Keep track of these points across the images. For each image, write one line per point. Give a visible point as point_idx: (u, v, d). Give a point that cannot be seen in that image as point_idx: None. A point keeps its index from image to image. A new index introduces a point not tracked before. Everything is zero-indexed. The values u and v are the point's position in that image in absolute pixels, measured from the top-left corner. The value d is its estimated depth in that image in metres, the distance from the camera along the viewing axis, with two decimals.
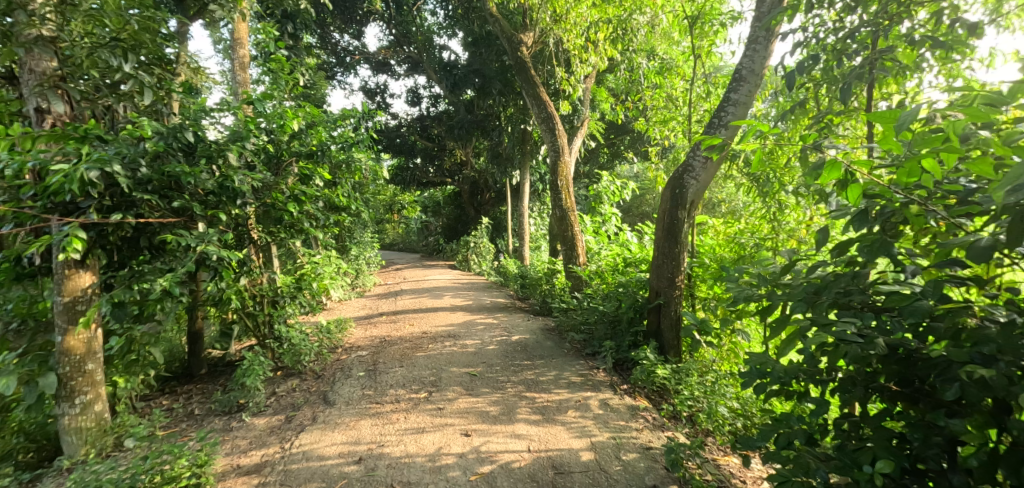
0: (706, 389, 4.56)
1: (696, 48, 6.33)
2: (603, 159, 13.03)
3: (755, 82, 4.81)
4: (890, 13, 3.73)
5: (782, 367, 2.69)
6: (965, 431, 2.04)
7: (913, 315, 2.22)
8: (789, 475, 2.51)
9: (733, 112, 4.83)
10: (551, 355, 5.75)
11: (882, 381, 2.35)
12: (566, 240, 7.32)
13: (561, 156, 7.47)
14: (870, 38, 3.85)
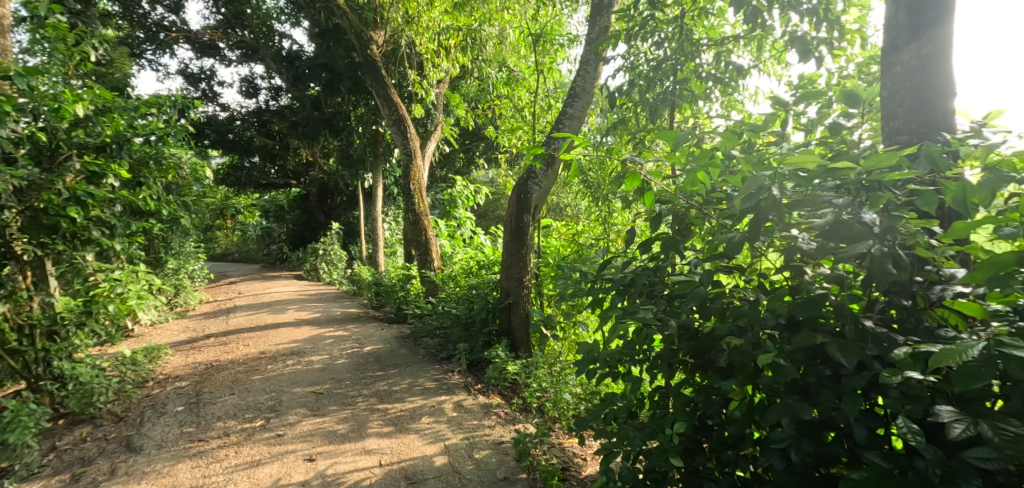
0: (552, 379, 4.54)
1: (539, 64, 6.45)
2: (459, 164, 12.88)
3: (586, 99, 4.94)
4: (685, 50, 4.06)
5: (606, 347, 2.46)
6: (730, 391, 1.89)
7: (695, 300, 1.99)
8: (610, 448, 2.29)
9: (569, 126, 4.88)
10: (405, 363, 5.36)
11: (681, 356, 2.17)
12: (420, 245, 6.91)
13: (414, 160, 7.12)
14: (673, 69, 4.09)
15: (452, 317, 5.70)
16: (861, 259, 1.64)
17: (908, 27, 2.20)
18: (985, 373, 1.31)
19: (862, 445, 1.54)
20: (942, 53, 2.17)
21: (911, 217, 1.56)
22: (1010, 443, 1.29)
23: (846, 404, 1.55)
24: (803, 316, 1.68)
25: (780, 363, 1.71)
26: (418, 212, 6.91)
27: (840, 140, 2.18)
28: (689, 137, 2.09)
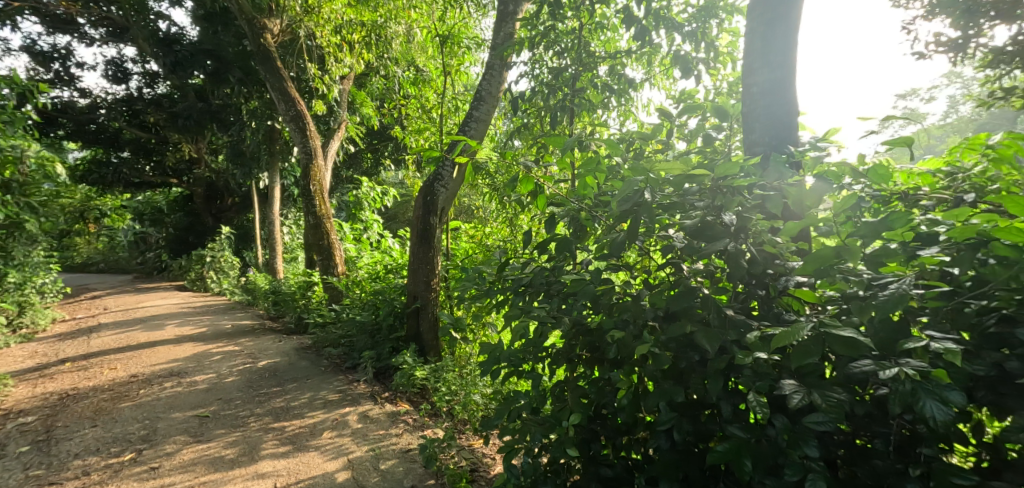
0: (461, 381, 4.59)
1: (446, 66, 6.53)
2: (365, 164, 12.52)
3: (491, 103, 5.03)
4: (584, 62, 4.32)
5: (509, 346, 2.51)
6: (618, 380, 2.04)
7: (586, 298, 2.09)
8: (512, 444, 2.38)
9: (475, 129, 5.00)
10: (305, 376, 5.16)
11: (577, 350, 2.28)
12: (322, 250, 6.65)
13: (314, 159, 6.88)
14: (573, 78, 4.32)
15: (358, 324, 5.56)
16: (721, 254, 1.87)
17: (761, 54, 2.54)
18: (812, 348, 1.55)
19: (728, 419, 1.73)
20: (787, 76, 2.51)
21: (759, 219, 1.82)
22: (834, 405, 1.53)
23: (712, 385, 1.74)
24: (676, 307, 1.86)
25: (657, 352, 1.88)
26: (321, 214, 6.68)
27: (712, 149, 2.43)
28: (574, 144, 2.23)
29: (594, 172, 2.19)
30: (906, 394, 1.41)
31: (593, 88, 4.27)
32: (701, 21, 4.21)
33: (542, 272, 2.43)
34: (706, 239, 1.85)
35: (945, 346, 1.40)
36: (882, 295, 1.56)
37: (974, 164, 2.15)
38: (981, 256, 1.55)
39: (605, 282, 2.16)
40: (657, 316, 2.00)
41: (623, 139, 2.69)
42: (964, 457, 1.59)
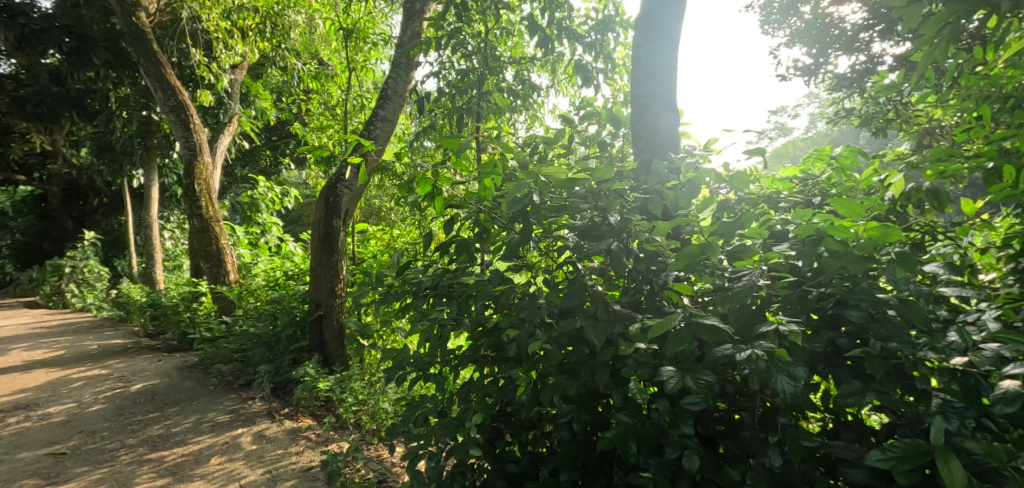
0: (368, 390, 4.46)
1: (351, 61, 6.28)
2: (264, 163, 11.79)
3: (398, 102, 4.95)
4: (490, 66, 4.38)
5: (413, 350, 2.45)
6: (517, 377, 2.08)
7: (484, 297, 2.09)
8: (416, 450, 2.33)
9: (381, 128, 4.88)
10: (191, 398, 4.77)
11: (482, 351, 2.31)
12: (210, 256, 6.17)
13: (200, 156, 6.40)
14: (479, 81, 4.35)
15: (252, 336, 5.22)
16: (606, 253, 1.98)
17: (646, 67, 2.78)
18: (683, 337, 1.71)
19: (617, 407, 1.83)
20: (667, 89, 2.76)
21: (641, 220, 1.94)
22: (704, 387, 1.68)
23: (600, 377, 1.84)
24: (568, 304, 1.95)
25: (549, 348, 1.95)
26: (211, 217, 6.25)
27: (608, 154, 2.58)
28: (469, 145, 2.23)
29: (491, 175, 2.21)
30: (762, 371, 1.59)
31: (498, 92, 4.32)
32: (600, 33, 4.47)
33: (444, 275, 2.42)
34: (593, 239, 1.93)
35: (789, 328, 1.62)
36: (736, 286, 1.77)
37: (821, 173, 2.42)
38: (821, 251, 1.77)
39: (503, 282, 2.17)
40: (549, 312, 2.07)
41: (528, 145, 2.78)
42: (814, 421, 1.82)
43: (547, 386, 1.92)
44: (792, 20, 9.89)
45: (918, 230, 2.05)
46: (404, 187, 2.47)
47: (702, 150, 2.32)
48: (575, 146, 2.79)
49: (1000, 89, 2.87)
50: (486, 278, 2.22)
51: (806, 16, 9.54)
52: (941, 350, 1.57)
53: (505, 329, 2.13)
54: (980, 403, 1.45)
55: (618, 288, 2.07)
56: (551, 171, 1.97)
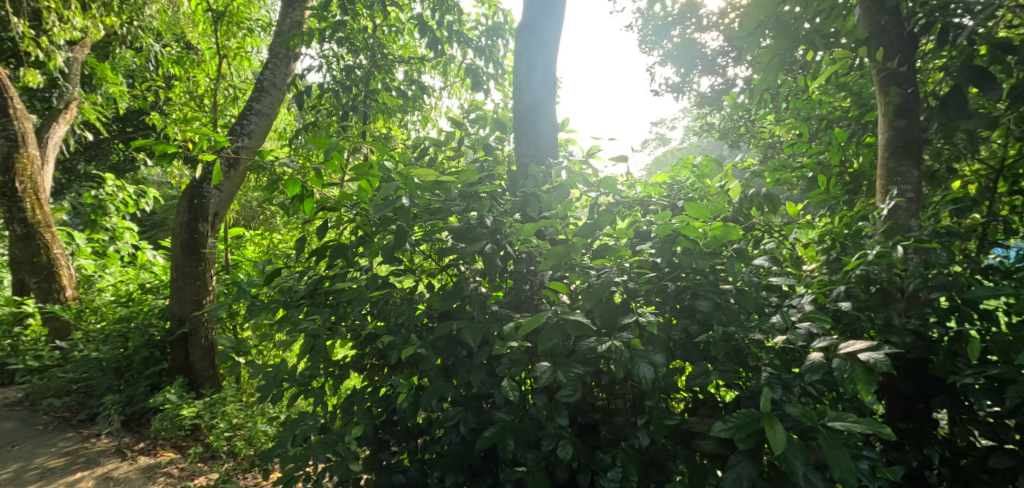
0: (245, 413, 4.22)
1: (221, 47, 5.60)
2: (113, 160, 10.42)
3: (278, 96, 4.56)
4: (379, 64, 4.28)
5: (286, 365, 2.15)
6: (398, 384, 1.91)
7: (360, 305, 1.91)
8: (293, 473, 2.07)
9: (256, 123, 4.45)
10: (12, 441, 3.92)
11: (365, 360, 2.11)
12: (38, 269, 5.27)
13: (21, 148, 5.39)
14: (360, 80, 4.10)
15: (96, 363, 4.52)
16: (479, 254, 1.94)
17: (527, 74, 2.89)
18: (552, 333, 1.74)
19: (496, 407, 1.85)
20: (546, 96, 2.87)
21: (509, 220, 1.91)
22: (573, 378, 1.75)
23: (476, 375, 1.82)
24: (445, 306, 1.93)
25: (422, 352, 1.87)
26: (40, 222, 5.33)
27: (494, 157, 2.63)
28: (341, 144, 1.98)
29: (366, 177, 1.94)
30: (626, 360, 1.73)
31: (388, 92, 4.24)
32: (490, 39, 4.60)
33: (320, 281, 2.13)
34: (466, 238, 1.89)
35: (647, 319, 1.80)
36: (596, 280, 1.89)
37: (686, 179, 2.69)
38: (674, 249, 1.97)
39: (381, 287, 2.00)
40: (426, 315, 1.99)
41: (416, 146, 2.76)
42: (676, 400, 2.02)
43: (426, 391, 1.83)
44: (664, 41, 10.71)
45: (755, 226, 2.51)
46: (269, 186, 2.20)
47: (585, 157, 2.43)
48: (466, 149, 2.80)
49: (822, 110, 3.36)
50: (363, 283, 2.04)
51: (676, 38, 10.40)
52: (771, 331, 1.82)
53: (381, 336, 2.01)
54: (793, 373, 1.76)
55: (503, 287, 2.09)
56: (418, 172, 1.87)
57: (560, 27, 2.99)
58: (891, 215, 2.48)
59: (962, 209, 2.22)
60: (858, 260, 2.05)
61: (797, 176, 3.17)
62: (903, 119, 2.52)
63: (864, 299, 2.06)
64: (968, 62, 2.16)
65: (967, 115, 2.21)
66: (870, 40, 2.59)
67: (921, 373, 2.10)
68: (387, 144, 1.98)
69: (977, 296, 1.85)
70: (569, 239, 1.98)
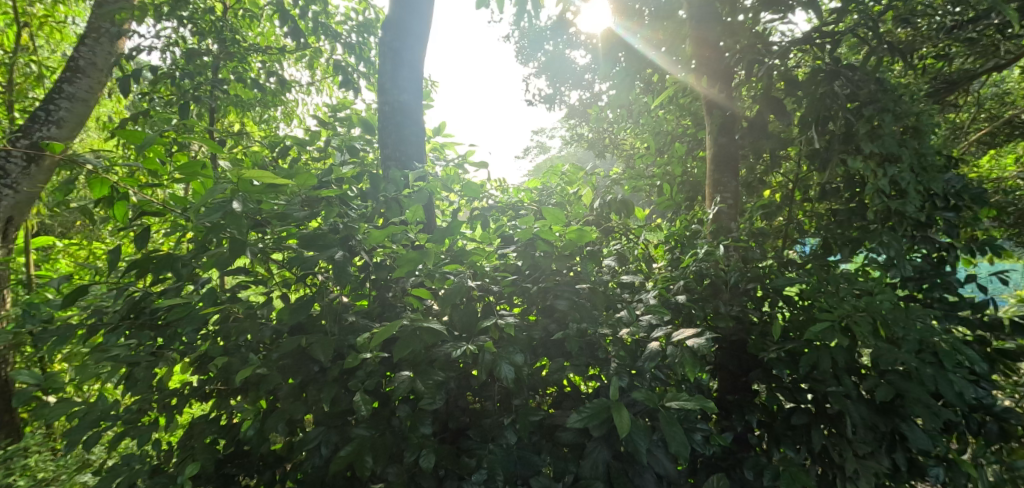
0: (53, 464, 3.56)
1: (21, 14, 4.65)
2: None
3: (99, 79, 3.92)
4: (230, 53, 3.52)
5: (103, 398, 1.81)
6: (241, 410, 1.73)
7: (191, 324, 1.70)
8: None
9: (68, 109, 3.77)
10: None
11: (207, 384, 1.85)
12: None
13: None
14: (208, 67, 3.42)
15: None
16: (330, 262, 1.82)
17: (391, 77, 2.80)
18: (408, 340, 1.70)
19: (354, 422, 1.77)
20: (411, 99, 2.80)
21: (361, 226, 1.83)
22: (432, 386, 1.72)
23: (323, 393, 1.70)
24: (293, 320, 1.77)
25: (262, 372, 1.72)
26: None
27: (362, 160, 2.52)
28: (159, 138, 1.69)
29: (193, 176, 1.68)
30: (488, 362, 1.77)
31: (239, 84, 3.60)
32: (360, 35, 4.34)
33: (146, 298, 1.84)
34: (314, 247, 1.75)
35: (504, 321, 1.83)
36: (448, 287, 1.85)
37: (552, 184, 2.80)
38: (534, 253, 2.04)
39: (219, 300, 1.80)
40: (274, 331, 1.84)
41: (271, 143, 2.56)
42: (542, 397, 2.08)
43: (272, 415, 1.68)
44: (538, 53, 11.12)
45: (614, 228, 2.65)
46: (64, 189, 1.80)
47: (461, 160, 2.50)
48: (333, 150, 2.63)
49: (667, 127, 3.66)
50: (195, 297, 1.81)
51: (548, 52, 10.86)
52: (617, 324, 1.98)
53: (215, 358, 1.80)
54: (635, 363, 1.92)
55: (366, 297, 2.00)
56: (248, 172, 1.54)
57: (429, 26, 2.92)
58: (716, 218, 2.77)
59: (771, 212, 2.69)
60: (691, 257, 2.34)
61: (650, 184, 3.45)
62: (724, 137, 2.88)
63: (699, 291, 2.32)
64: (766, 92, 2.65)
65: (767, 136, 2.78)
66: (699, 67, 2.92)
67: (740, 351, 2.43)
68: (217, 141, 1.73)
69: (778, 284, 2.22)
70: (424, 245, 1.92)
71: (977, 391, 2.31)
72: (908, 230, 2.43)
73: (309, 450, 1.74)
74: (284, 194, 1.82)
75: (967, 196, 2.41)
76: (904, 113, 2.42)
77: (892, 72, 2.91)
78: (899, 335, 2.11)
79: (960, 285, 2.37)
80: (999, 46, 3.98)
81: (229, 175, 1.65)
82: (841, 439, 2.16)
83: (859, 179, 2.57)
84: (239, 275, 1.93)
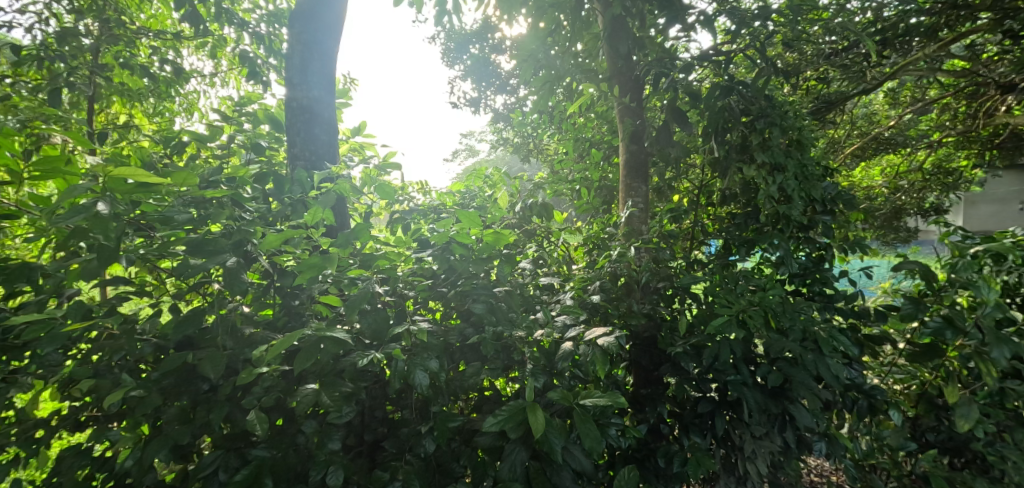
0: None
1: None
2: None
3: None
4: (113, 35, 3.11)
5: None
6: (118, 439, 1.55)
7: (53, 344, 1.51)
8: None
9: None
10: None
11: (80, 411, 1.65)
12: None
13: None
14: (87, 51, 3.03)
15: None
16: (222, 268, 1.68)
17: (300, 70, 2.61)
18: (309, 352, 1.59)
19: (255, 441, 1.64)
20: (323, 96, 2.63)
21: (257, 230, 1.70)
22: (339, 398, 1.63)
23: (212, 414, 1.56)
24: (179, 334, 1.62)
25: (138, 395, 1.55)
26: None
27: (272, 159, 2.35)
28: None
29: (51, 172, 1.49)
30: (401, 371, 1.70)
31: (125, 70, 3.17)
32: (270, 26, 3.94)
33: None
34: (201, 254, 1.60)
35: (417, 328, 1.76)
36: (355, 292, 1.74)
37: (481, 188, 2.69)
38: (449, 257, 2.01)
39: (87, 315, 1.62)
40: (157, 347, 1.67)
41: (162, 138, 2.34)
42: (462, 401, 2.02)
43: (153, 441, 1.52)
44: (463, 57, 11.09)
45: (536, 231, 2.63)
46: None
47: (382, 164, 2.31)
48: (237, 147, 2.43)
49: (588, 134, 3.66)
50: (61, 310, 1.61)
51: (472, 55, 10.85)
52: (532, 327, 1.96)
53: (84, 380, 1.60)
54: (552, 364, 1.92)
55: (272, 306, 1.86)
56: (118, 170, 1.41)
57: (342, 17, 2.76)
58: (627, 222, 2.86)
59: (678, 216, 2.68)
60: (606, 258, 2.41)
61: (570, 188, 3.56)
62: (634, 144, 2.99)
63: (613, 290, 2.40)
64: (671, 103, 2.76)
65: (672, 144, 2.85)
66: (611, 76, 3.00)
67: (652, 346, 2.51)
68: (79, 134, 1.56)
69: (685, 283, 2.33)
70: (328, 250, 1.83)
71: (849, 372, 2.52)
72: (794, 232, 2.57)
73: (206, 476, 1.58)
74: (165, 195, 1.66)
75: (840, 202, 2.61)
76: (789, 128, 2.55)
77: (781, 88, 3.15)
78: (786, 326, 2.26)
79: (835, 279, 2.59)
80: (865, 71, 4.47)
81: (98, 175, 1.50)
82: (740, 423, 2.34)
83: (754, 186, 2.64)
84: (120, 285, 1.74)
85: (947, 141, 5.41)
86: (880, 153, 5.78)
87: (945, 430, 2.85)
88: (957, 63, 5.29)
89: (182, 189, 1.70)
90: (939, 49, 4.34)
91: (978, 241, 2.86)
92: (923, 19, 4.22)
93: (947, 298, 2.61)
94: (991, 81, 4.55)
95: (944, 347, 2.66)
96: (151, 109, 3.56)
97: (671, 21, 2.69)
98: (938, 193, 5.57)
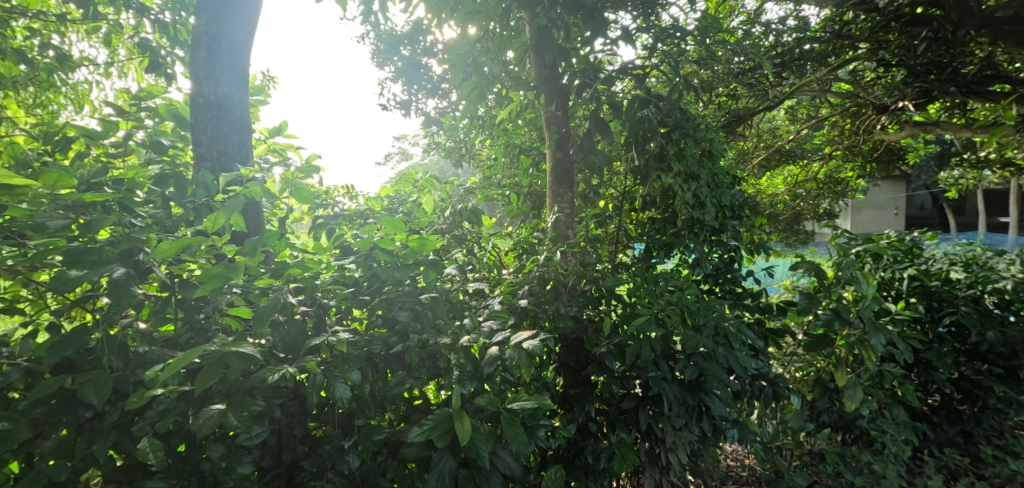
0: None
1: None
2: None
3: None
4: None
5: None
6: None
7: None
8: None
9: None
10: None
11: None
12: None
13: None
14: None
15: None
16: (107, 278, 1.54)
17: (206, 64, 2.40)
18: (212, 369, 1.46)
19: (152, 471, 1.48)
20: (233, 92, 2.45)
21: (149, 237, 1.56)
22: (248, 419, 1.50)
23: (96, 446, 1.39)
24: (58, 356, 1.45)
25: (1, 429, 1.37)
26: None
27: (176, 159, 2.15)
28: None
29: None
30: (319, 384, 1.60)
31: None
32: (175, 13, 3.59)
33: None
34: (84, 266, 1.47)
35: (336, 338, 1.66)
36: (263, 304, 1.61)
37: (410, 193, 2.59)
38: (373, 264, 1.90)
39: None
40: (28, 372, 1.49)
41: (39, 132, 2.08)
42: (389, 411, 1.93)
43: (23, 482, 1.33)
44: (394, 58, 10.98)
45: (466, 236, 2.62)
46: None
47: (304, 166, 2.16)
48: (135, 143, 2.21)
49: (518, 139, 3.66)
50: None
51: (401, 58, 10.77)
52: (458, 333, 1.91)
53: None
54: (478, 367, 1.88)
55: (173, 322, 1.69)
56: None
57: (257, 8, 2.58)
58: (554, 226, 2.92)
59: (603, 221, 2.81)
60: (534, 263, 2.42)
61: (501, 194, 3.53)
62: (560, 152, 3.03)
63: (543, 294, 2.42)
64: (594, 114, 2.80)
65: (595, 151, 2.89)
66: (538, 85, 3.01)
67: (579, 346, 2.54)
68: None
69: (609, 286, 2.38)
70: (235, 258, 1.71)
71: (756, 363, 2.66)
72: (707, 235, 2.69)
73: None
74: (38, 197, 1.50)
75: (746, 208, 2.80)
76: (701, 138, 2.67)
77: (694, 102, 3.32)
78: (700, 323, 2.36)
79: (743, 278, 2.77)
80: (768, 90, 4.81)
81: None
82: (662, 417, 2.41)
83: (672, 192, 2.70)
84: None
85: (837, 154, 5.93)
86: (783, 164, 6.23)
87: (837, 411, 3.30)
88: (844, 85, 5.64)
89: (57, 192, 1.53)
90: (828, 73, 4.79)
91: (861, 242, 3.24)
92: (816, 46, 4.58)
93: (835, 293, 2.76)
94: (869, 103, 5.05)
95: (834, 337, 2.84)
96: (30, 99, 3.16)
97: (595, 34, 2.72)
98: (830, 200, 6.18)
